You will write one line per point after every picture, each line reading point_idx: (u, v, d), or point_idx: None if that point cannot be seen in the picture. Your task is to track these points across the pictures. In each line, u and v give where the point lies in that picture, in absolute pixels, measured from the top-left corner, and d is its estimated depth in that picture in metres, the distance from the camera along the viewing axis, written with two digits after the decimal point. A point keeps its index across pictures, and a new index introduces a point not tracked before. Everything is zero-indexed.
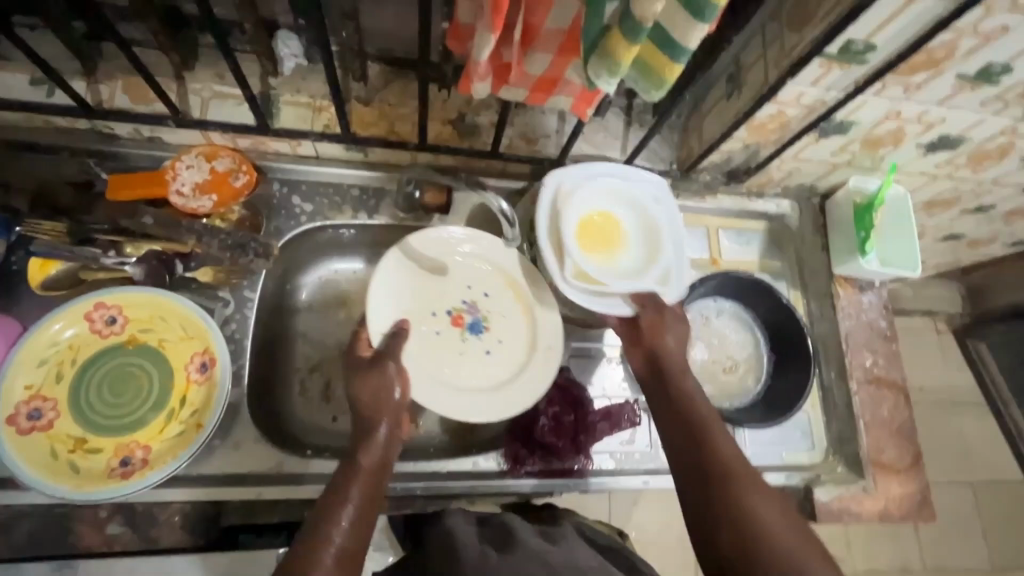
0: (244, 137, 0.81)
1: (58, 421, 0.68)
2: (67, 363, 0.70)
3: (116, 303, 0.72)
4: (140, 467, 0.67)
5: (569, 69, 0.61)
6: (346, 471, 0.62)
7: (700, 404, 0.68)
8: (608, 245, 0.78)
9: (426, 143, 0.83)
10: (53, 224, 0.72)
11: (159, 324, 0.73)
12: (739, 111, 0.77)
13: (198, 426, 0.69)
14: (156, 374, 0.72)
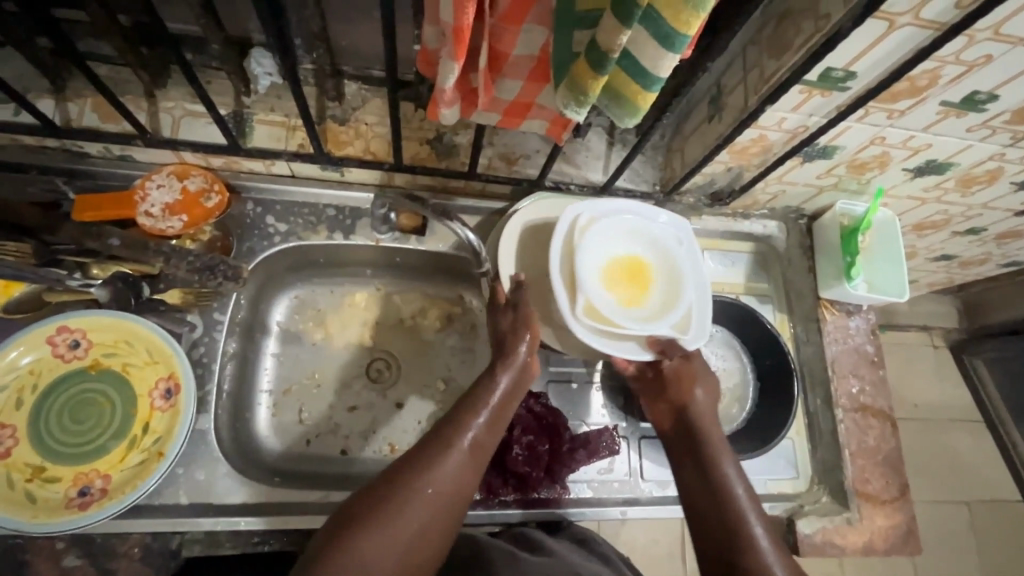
0: (216, 156, 0.79)
1: (15, 449, 0.67)
2: (28, 389, 0.69)
3: (80, 327, 0.70)
4: (98, 497, 0.66)
5: (540, 93, 0.60)
6: (474, 396, 0.68)
7: (717, 442, 0.72)
8: (629, 284, 0.77)
9: (402, 163, 0.81)
10: (17, 245, 0.69)
11: (123, 349, 0.72)
12: (720, 134, 0.75)
13: (159, 455, 0.67)
14: (119, 400, 0.71)
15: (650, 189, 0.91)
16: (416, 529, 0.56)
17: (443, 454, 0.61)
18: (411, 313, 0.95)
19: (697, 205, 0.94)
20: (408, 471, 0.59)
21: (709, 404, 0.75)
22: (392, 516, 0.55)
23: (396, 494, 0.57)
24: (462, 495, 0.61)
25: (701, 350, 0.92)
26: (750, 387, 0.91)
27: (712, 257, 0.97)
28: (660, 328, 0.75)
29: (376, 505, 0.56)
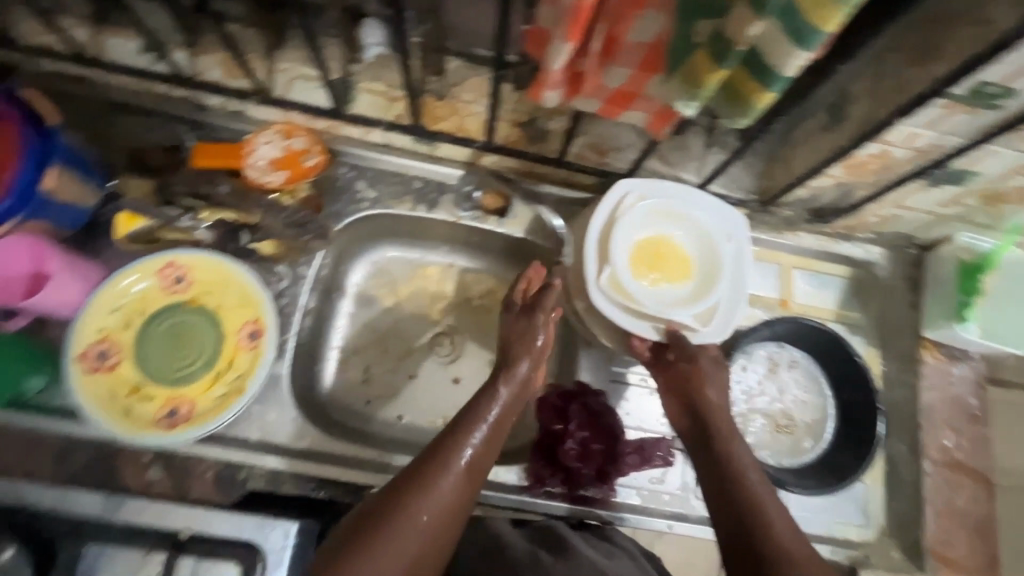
0: (319, 119, 0.83)
1: (120, 365, 0.74)
2: (136, 314, 0.76)
3: (186, 264, 0.77)
4: (184, 420, 0.72)
5: (647, 85, 0.56)
6: (471, 415, 0.66)
7: (729, 433, 0.67)
8: (661, 267, 0.75)
9: (492, 143, 0.82)
10: (141, 183, 0.77)
11: (218, 289, 0.77)
12: (835, 146, 0.70)
13: (240, 391, 0.73)
14: (210, 336, 0.76)
15: (745, 197, 0.86)
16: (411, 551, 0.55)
17: (440, 475, 0.59)
18: (479, 293, 0.96)
19: (794, 220, 0.88)
20: (402, 493, 0.58)
21: (720, 394, 0.70)
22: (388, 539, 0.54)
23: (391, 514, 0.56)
24: (457, 516, 0.59)
25: (780, 377, 0.86)
26: (829, 424, 0.85)
27: (802, 277, 0.90)
28: (683, 317, 0.72)
29: (371, 526, 0.55)
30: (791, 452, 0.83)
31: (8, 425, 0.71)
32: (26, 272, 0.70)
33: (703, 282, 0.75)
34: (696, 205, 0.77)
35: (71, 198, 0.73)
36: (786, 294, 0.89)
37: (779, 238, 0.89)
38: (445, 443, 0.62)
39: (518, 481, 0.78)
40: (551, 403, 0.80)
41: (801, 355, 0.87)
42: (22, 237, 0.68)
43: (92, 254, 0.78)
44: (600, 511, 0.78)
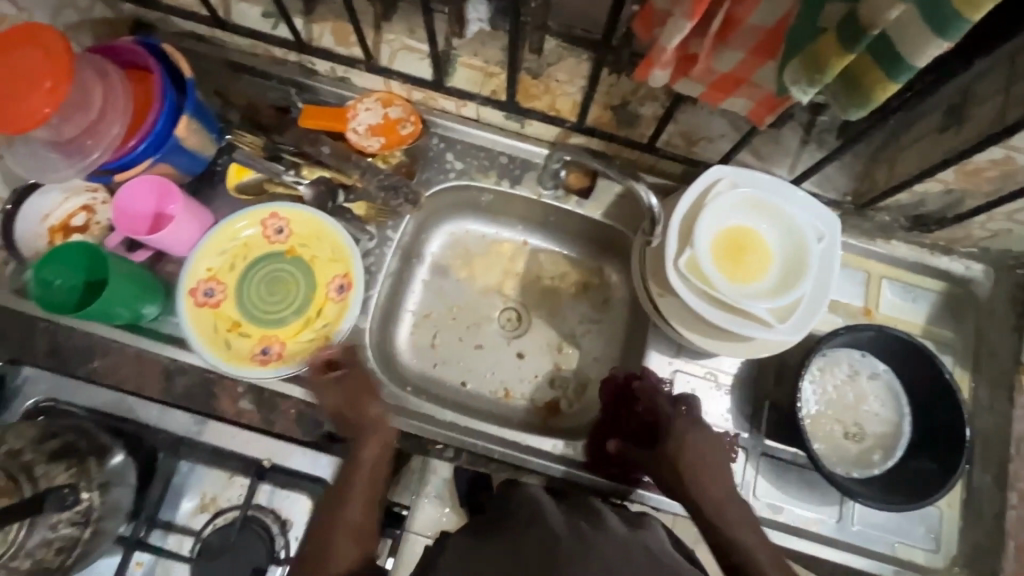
0: (418, 90, 0.86)
1: (223, 303, 0.81)
2: (239, 257, 0.82)
3: (287, 217, 0.83)
4: (276, 358, 0.80)
5: (759, 69, 0.56)
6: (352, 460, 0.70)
7: (708, 483, 0.70)
8: (745, 259, 0.74)
9: (584, 124, 0.83)
10: (253, 138, 0.84)
11: (313, 243, 0.83)
12: (952, 149, 0.66)
13: (327, 338, 0.80)
14: (303, 284, 0.83)
15: (838, 198, 0.83)
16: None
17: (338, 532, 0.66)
18: (550, 273, 0.97)
19: (891, 227, 0.84)
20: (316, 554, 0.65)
21: (700, 449, 0.72)
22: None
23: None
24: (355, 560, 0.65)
25: (860, 386, 0.83)
26: (902, 441, 0.81)
27: (890, 288, 0.86)
28: (759, 308, 0.70)
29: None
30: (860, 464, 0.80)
31: (126, 345, 0.78)
32: (151, 211, 0.78)
33: (786, 279, 0.73)
34: (794, 203, 0.75)
35: (198, 147, 0.80)
36: (871, 302, 0.85)
37: (870, 244, 0.85)
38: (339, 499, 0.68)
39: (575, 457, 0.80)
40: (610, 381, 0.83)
41: (884, 370, 0.84)
42: (150, 179, 0.76)
43: (206, 201, 0.86)
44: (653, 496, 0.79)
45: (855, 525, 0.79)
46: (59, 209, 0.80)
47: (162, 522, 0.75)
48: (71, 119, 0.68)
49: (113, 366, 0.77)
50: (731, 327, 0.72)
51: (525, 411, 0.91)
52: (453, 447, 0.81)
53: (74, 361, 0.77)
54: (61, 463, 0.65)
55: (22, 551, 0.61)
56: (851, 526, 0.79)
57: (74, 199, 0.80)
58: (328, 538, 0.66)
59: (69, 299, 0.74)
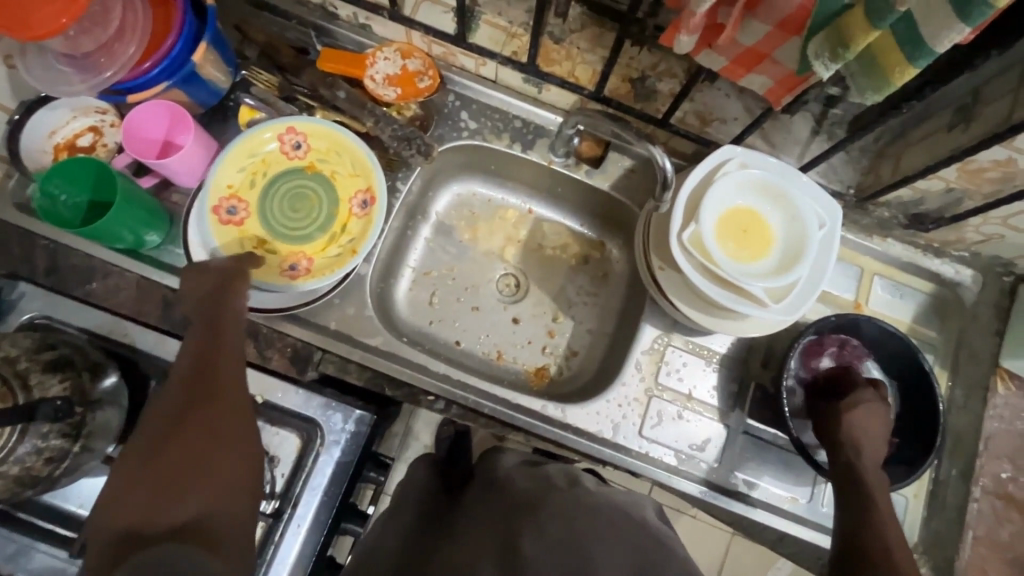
0: (439, 44, 0.85)
1: (247, 220, 0.81)
2: (259, 175, 0.82)
3: (304, 131, 0.82)
4: (305, 273, 0.80)
5: (782, 46, 0.58)
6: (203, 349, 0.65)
7: (865, 462, 0.71)
8: (747, 240, 0.76)
9: (601, 94, 0.83)
10: (269, 77, 0.84)
11: (330, 156, 0.83)
12: (956, 147, 0.68)
13: (353, 251, 0.79)
14: (326, 199, 0.83)
15: (842, 190, 0.84)
16: (222, 461, 0.60)
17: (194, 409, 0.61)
18: (552, 242, 0.98)
19: (890, 224, 0.86)
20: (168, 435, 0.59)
21: (874, 440, 0.73)
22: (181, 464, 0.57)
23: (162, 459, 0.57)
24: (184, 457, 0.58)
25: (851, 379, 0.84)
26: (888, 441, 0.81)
27: (881, 285, 0.88)
28: (754, 288, 0.72)
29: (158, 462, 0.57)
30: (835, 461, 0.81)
31: (124, 270, 0.78)
32: (160, 138, 0.77)
33: (784, 261, 0.75)
34: (795, 185, 0.76)
35: (215, 76, 0.78)
36: (861, 297, 0.88)
37: (866, 241, 0.88)
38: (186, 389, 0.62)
39: (564, 419, 0.81)
40: (825, 340, 0.82)
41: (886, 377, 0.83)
42: (162, 103, 0.76)
43: (216, 135, 0.85)
44: (635, 464, 0.81)
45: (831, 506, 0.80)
46: (67, 127, 0.79)
47: None
48: (89, 33, 0.68)
49: (113, 289, 0.77)
50: (730, 305, 0.74)
51: (515, 374, 0.93)
52: (444, 398, 0.82)
53: (72, 281, 0.77)
54: (55, 375, 0.65)
55: (12, 457, 0.60)
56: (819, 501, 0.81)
57: (82, 118, 0.79)
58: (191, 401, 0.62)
59: (73, 215, 0.73)
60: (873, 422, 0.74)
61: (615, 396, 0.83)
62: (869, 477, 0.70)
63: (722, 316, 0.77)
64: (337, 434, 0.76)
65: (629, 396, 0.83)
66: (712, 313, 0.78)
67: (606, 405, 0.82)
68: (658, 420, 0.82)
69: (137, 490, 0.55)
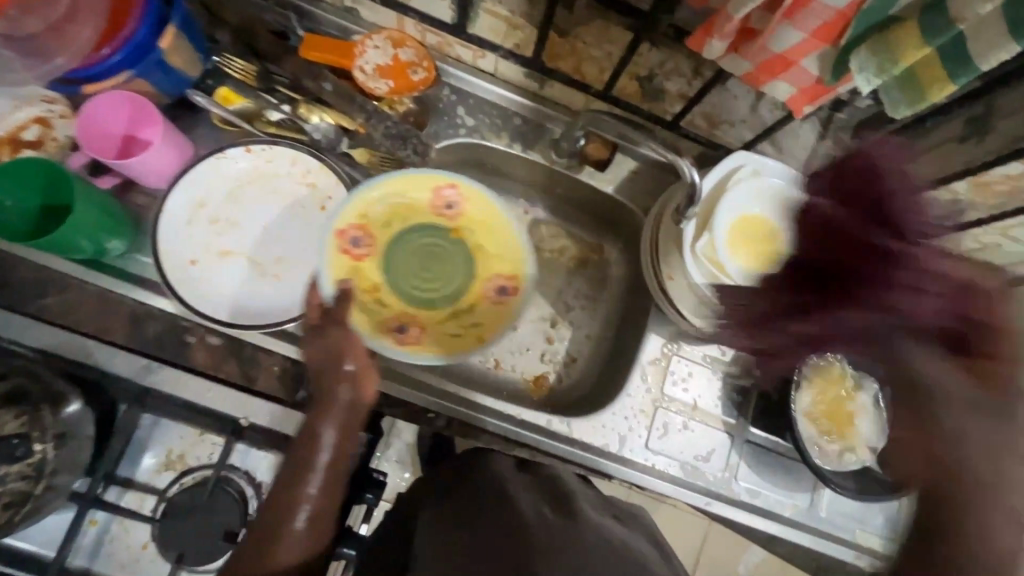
0: (434, 33, 0.78)
1: (365, 258, 0.75)
2: (396, 218, 0.76)
3: (463, 192, 0.76)
4: (410, 339, 0.74)
5: (813, 53, 0.54)
6: (310, 441, 0.57)
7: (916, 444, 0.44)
8: (758, 255, 0.73)
9: (610, 93, 0.80)
10: (244, 64, 0.75)
11: (494, 228, 0.77)
12: (970, 159, 0.68)
13: (480, 338, 0.76)
14: (460, 268, 0.78)
15: None
16: (319, 531, 0.57)
17: (297, 504, 0.55)
18: (550, 245, 0.94)
19: None
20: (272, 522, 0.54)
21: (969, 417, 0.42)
22: (276, 560, 0.53)
23: (255, 554, 0.53)
24: (319, 517, 0.57)
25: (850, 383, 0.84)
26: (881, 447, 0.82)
27: None
28: None
29: (256, 551, 0.53)
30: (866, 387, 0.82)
31: (85, 282, 0.69)
32: (120, 132, 0.68)
33: None
34: (805, 193, 0.75)
35: (183, 66, 0.70)
36: None
37: None
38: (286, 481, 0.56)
39: (569, 434, 0.79)
40: None
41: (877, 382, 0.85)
42: (119, 95, 0.66)
43: (186, 130, 0.76)
44: (640, 476, 0.79)
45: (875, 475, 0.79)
46: (11, 118, 0.70)
47: (120, 478, 0.70)
48: (36, 14, 0.61)
49: (73, 303, 0.68)
50: (743, 317, 0.72)
51: (512, 382, 0.88)
52: (444, 415, 0.78)
53: (24, 296, 0.68)
54: (10, 410, 0.60)
55: None
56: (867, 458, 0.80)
57: (27, 109, 0.70)
58: (331, 460, 0.57)
59: (23, 223, 0.65)
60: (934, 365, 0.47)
61: (620, 407, 0.81)
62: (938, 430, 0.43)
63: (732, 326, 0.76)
64: None
65: (633, 408, 0.81)
66: (721, 324, 0.76)
67: (611, 417, 0.80)
68: (664, 431, 0.81)
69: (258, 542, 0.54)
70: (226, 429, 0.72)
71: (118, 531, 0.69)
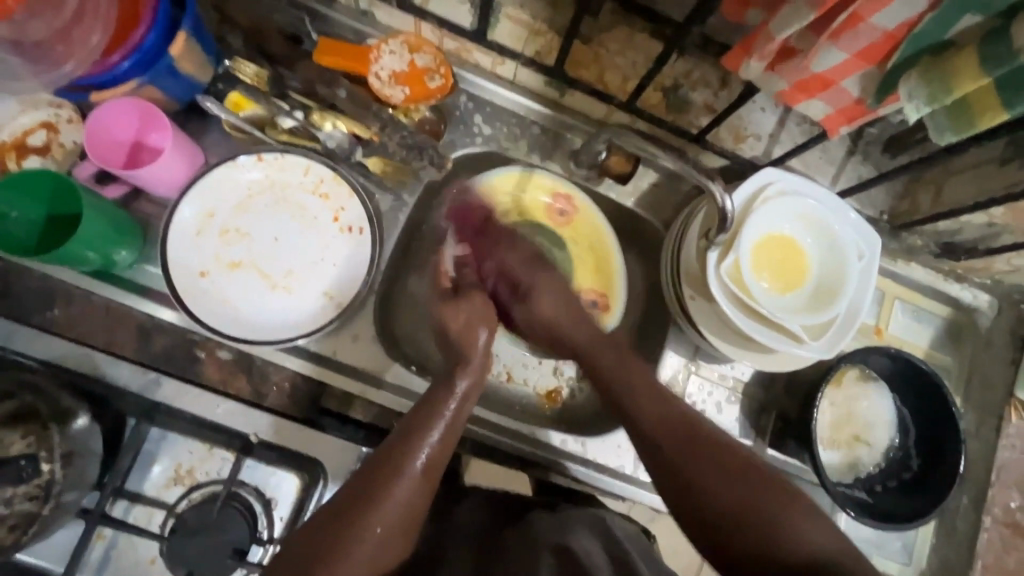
0: (452, 38, 0.75)
1: (497, 226, 0.81)
2: (519, 208, 0.82)
3: (576, 205, 0.82)
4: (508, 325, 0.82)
5: (856, 75, 0.51)
6: (440, 402, 0.63)
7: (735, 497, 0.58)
8: (782, 276, 0.72)
9: (634, 104, 0.76)
10: (256, 69, 0.72)
11: (596, 247, 0.82)
12: (1009, 185, 0.65)
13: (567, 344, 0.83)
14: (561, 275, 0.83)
15: (875, 216, 0.81)
16: (420, 495, 0.58)
17: (418, 447, 0.59)
18: None
19: (918, 250, 0.83)
20: (387, 463, 0.58)
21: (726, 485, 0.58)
22: (392, 493, 0.56)
23: (368, 493, 0.56)
24: (431, 478, 0.59)
25: (882, 420, 0.82)
26: (900, 474, 0.81)
27: (902, 309, 0.86)
28: (794, 324, 0.68)
29: (372, 485, 0.56)
30: (858, 381, 0.82)
31: (93, 294, 0.68)
32: (129, 140, 0.66)
33: (819, 295, 0.72)
34: (831, 209, 0.72)
35: (193, 70, 0.67)
36: (882, 321, 0.85)
37: (891, 264, 0.84)
38: (406, 431, 0.60)
39: (584, 454, 0.78)
40: None
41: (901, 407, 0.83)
42: (126, 100, 0.64)
43: (195, 137, 0.74)
44: (655, 496, 0.79)
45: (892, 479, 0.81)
46: (15, 122, 0.68)
47: (128, 492, 0.68)
48: (39, 16, 0.58)
49: (79, 316, 0.68)
50: (767, 343, 0.70)
51: (523, 398, 0.83)
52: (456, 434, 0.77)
53: (30, 308, 0.67)
54: (17, 429, 0.58)
55: None
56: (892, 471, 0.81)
57: (32, 113, 0.68)
58: (455, 423, 0.63)
59: (28, 235, 0.63)
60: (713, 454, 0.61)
61: None
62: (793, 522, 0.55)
63: (755, 349, 0.74)
64: (343, 475, 0.68)
65: None
66: (743, 347, 0.74)
67: (626, 437, 0.79)
68: None
69: (369, 473, 0.57)
70: (234, 445, 0.68)
71: (126, 547, 0.68)
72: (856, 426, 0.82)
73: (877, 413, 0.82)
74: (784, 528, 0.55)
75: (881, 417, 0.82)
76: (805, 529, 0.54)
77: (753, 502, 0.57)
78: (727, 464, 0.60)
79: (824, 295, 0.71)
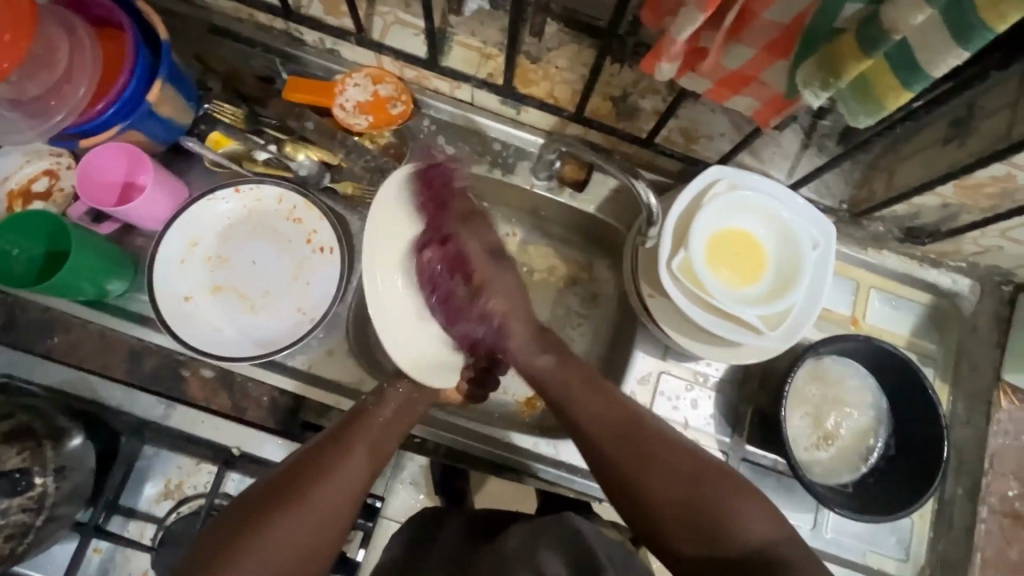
0: (411, 68, 0.80)
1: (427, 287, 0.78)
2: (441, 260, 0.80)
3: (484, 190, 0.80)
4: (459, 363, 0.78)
5: (767, 69, 0.54)
6: (358, 430, 0.66)
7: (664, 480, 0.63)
8: (736, 269, 0.73)
9: (582, 115, 0.80)
10: (234, 109, 0.79)
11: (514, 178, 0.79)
12: (954, 162, 0.65)
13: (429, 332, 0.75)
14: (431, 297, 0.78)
15: (834, 206, 0.82)
16: (343, 499, 0.61)
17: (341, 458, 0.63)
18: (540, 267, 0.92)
19: (885, 237, 0.83)
20: (296, 485, 0.60)
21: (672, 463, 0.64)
22: (310, 496, 0.59)
23: (301, 480, 0.60)
24: (358, 487, 0.63)
25: (855, 408, 0.81)
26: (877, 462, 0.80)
27: (879, 298, 0.85)
28: (749, 314, 0.69)
29: (281, 497, 0.59)
30: (814, 371, 0.81)
31: (87, 322, 0.73)
32: (120, 180, 0.73)
33: (778, 283, 0.73)
34: (780, 201, 0.73)
35: (172, 113, 0.74)
36: (858, 312, 0.85)
37: (862, 253, 0.84)
38: (337, 444, 0.64)
39: (557, 457, 0.79)
40: None
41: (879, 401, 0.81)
42: (117, 145, 0.71)
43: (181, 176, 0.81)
44: None
45: (875, 460, 0.80)
46: (20, 173, 0.76)
47: (122, 508, 0.75)
48: (33, 78, 0.65)
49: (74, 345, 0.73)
50: (727, 335, 0.70)
51: (503, 406, 0.85)
52: (432, 442, 0.80)
53: (29, 338, 0.73)
54: (13, 447, 0.62)
55: None
56: (868, 462, 0.80)
57: (35, 163, 0.76)
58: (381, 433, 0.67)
59: (28, 269, 0.69)
60: (665, 451, 0.65)
61: None
62: (734, 504, 0.60)
63: (720, 343, 0.74)
64: None
65: None
66: (707, 341, 0.75)
67: None
68: None
69: (285, 481, 0.60)
70: (219, 458, 0.75)
71: (121, 559, 0.74)
72: (837, 413, 0.80)
73: (852, 398, 0.81)
74: (726, 515, 0.60)
75: (857, 407, 0.81)
76: (747, 519, 0.60)
77: (689, 486, 0.62)
78: (651, 443, 0.65)
79: (782, 284, 0.72)
